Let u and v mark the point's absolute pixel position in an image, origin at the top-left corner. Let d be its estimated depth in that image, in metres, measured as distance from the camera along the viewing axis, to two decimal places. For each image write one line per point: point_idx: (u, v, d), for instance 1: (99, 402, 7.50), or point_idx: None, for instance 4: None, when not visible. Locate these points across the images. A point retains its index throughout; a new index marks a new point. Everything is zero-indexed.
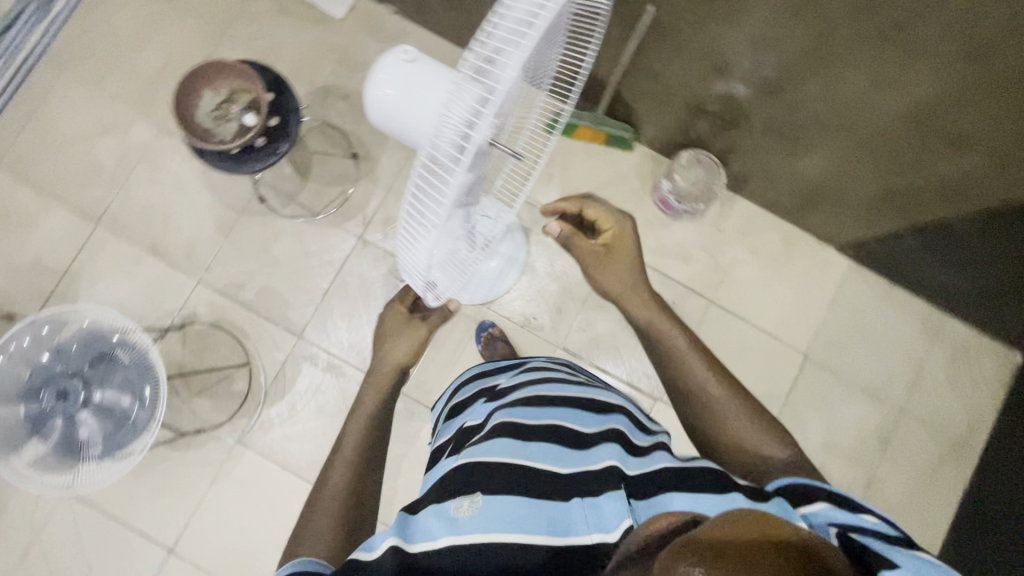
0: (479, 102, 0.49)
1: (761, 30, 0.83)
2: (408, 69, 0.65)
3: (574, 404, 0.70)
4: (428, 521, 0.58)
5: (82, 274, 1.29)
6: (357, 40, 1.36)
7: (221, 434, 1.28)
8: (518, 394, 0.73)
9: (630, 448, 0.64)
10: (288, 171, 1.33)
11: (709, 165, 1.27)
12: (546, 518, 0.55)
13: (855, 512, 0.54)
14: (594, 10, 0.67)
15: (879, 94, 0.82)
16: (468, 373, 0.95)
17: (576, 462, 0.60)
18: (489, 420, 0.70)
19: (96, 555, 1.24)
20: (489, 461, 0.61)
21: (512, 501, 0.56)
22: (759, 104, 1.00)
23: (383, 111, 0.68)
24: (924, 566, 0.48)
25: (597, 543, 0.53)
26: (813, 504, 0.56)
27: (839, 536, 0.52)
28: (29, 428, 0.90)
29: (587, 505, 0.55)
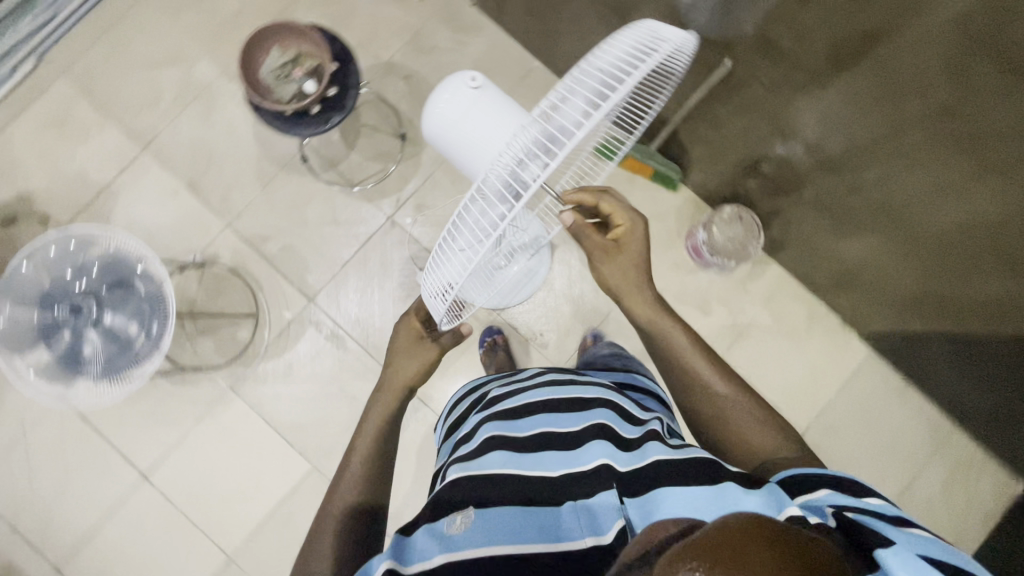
0: (538, 158, 0.49)
1: (836, 113, 0.81)
2: (475, 100, 0.68)
3: (563, 404, 0.70)
4: (423, 540, 0.55)
5: (121, 194, 1.33)
6: (430, 24, 1.37)
7: (215, 376, 1.30)
8: (510, 403, 0.73)
9: (623, 443, 0.62)
10: (335, 138, 1.34)
11: (749, 225, 1.23)
12: (539, 527, 0.55)
13: (857, 493, 0.50)
14: (670, 72, 0.67)
15: (939, 199, 0.80)
16: (467, 388, 0.95)
17: (572, 463, 0.60)
18: (478, 432, 0.70)
19: (75, 463, 1.28)
20: (485, 474, 0.60)
21: (506, 511, 0.56)
22: (814, 178, 0.97)
23: (439, 128, 0.70)
24: (927, 545, 0.44)
25: (591, 546, 0.52)
26: (811, 491, 0.51)
27: (836, 517, 0.48)
28: (39, 334, 0.94)
29: (580, 508, 0.55)
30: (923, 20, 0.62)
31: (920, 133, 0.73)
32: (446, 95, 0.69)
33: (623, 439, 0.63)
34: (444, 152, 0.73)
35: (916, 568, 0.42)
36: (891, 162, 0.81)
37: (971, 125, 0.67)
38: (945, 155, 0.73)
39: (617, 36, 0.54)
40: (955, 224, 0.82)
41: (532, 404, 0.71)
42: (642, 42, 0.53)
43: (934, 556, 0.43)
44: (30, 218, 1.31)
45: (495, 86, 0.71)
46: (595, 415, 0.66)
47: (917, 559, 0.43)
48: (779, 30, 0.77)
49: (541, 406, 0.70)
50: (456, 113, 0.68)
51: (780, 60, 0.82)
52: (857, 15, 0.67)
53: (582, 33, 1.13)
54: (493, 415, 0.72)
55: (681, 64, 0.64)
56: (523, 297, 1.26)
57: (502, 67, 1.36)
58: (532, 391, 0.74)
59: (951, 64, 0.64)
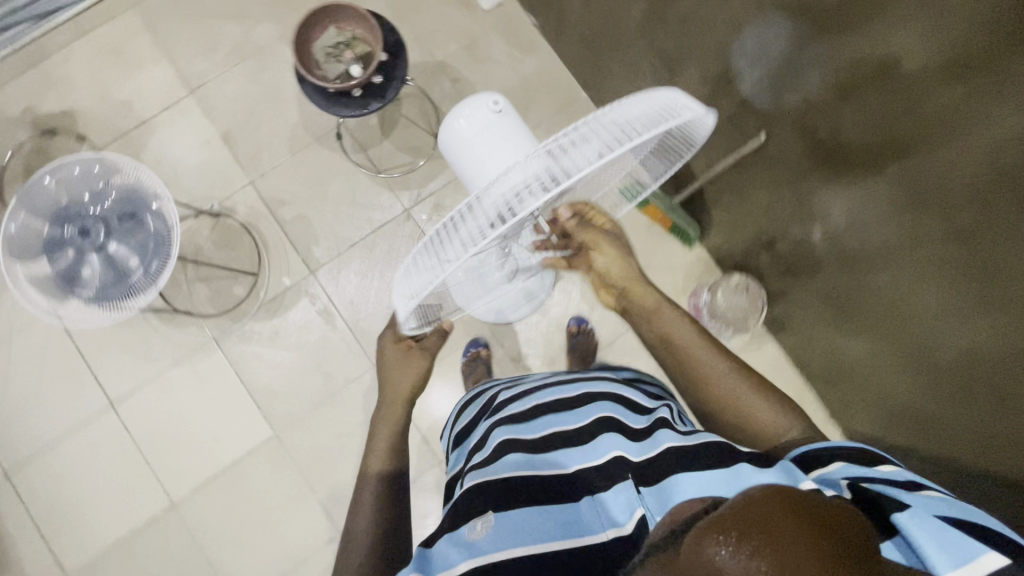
0: (526, 192, 0.48)
1: (858, 209, 0.81)
2: (494, 127, 0.67)
3: (569, 404, 0.70)
4: (446, 549, 0.54)
5: (158, 130, 1.36)
6: (489, 35, 1.40)
7: (203, 324, 1.32)
8: (517, 409, 0.73)
9: (633, 435, 0.63)
10: (372, 123, 1.37)
11: (754, 297, 1.22)
12: (560, 524, 0.55)
13: (871, 465, 0.52)
14: (690, 142, 0.66)
15: (944, 319, 0.78)
16: (471, 396, 0.95)
17: (586, 458, 0.61)
18: (490, 438, 0.70)
19: (50, 376, 1.30)
20: (502, 477, 0.60)
21: (525, 512, 0.56)
22: (827, 270, 0.97)
23: (454, 146, 0.68)
24: (942, 506, 0.46)
25: (612, 537, 0.53)
26: (828, 466, 0.53)
27: (850, 487, 0.49)
28: (45, 247, 0.98)
29: (597, 503, 0.56)
30: (959, 139, 0.61)
31: (937, 248, 0.72)
32: (467, 113, 0.67)
33: (633, 431, 0.64)
34: (453, 166, 0.71)
35: (932, 530, 0.43)
36: (903, 270, 0.80)
37: (988, 253, 0.66)
38: (956, 276, 0.72)
39: (644, 95, 0.54)
40: (953, 347, 0.80)
41: (538, 407, 0.71)
42: (664, 108, 0.53)
43: (950, 518, 0.44)
44: (68, 134, 1.35)
45: (517, 114, 0.70)
46: (600, 411, 0.67)
47: (934, 521, 0.43)
48: (817, 117, 0.78)
49: (545, 409, 0.70)
50: (474, 133, 0.67)
51: (814, 147, 0.82)
52: (898, 118, 0.66)
53: (630, 76, 1.15)
54: (502, 419, 0.72)
55: (700, 138, 0.63)
56: (519, 317, 1.23)
57: (548, 91, 1.38)
58: (542, 391, 0.75)
59: (978, 190, 0.63)
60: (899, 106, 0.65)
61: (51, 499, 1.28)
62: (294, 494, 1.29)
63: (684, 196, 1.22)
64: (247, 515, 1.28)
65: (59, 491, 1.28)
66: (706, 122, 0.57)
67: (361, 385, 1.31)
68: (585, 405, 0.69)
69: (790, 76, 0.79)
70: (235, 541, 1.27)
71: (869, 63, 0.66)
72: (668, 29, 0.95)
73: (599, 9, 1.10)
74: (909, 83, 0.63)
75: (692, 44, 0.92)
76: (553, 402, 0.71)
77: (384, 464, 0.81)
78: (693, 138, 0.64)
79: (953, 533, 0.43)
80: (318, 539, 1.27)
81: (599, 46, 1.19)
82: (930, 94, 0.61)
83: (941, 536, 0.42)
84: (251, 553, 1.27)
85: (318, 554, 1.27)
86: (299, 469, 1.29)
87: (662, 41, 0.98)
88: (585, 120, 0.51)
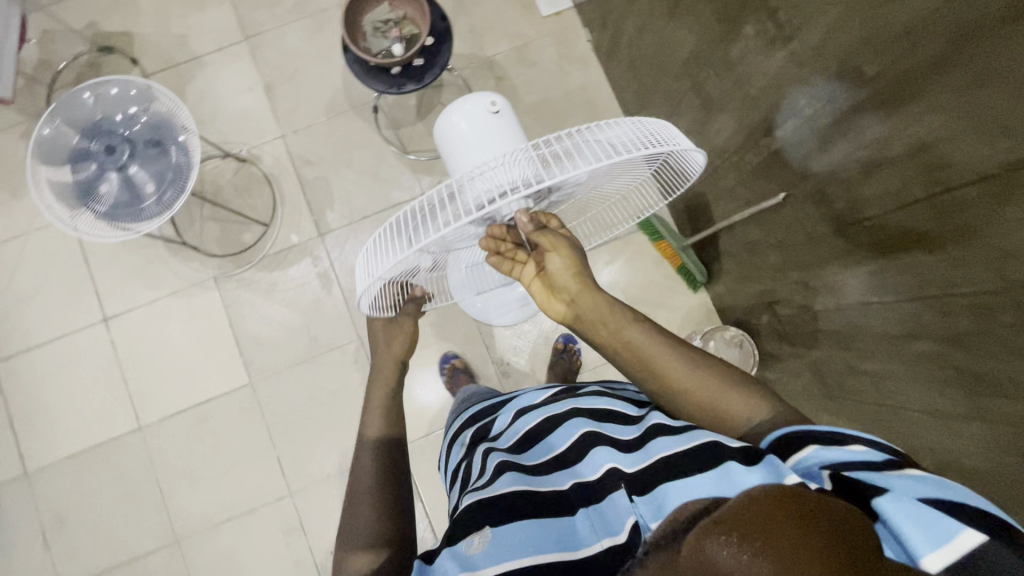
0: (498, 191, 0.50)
1: (863, 289, 0.78)
2: (491, 129, 0.66)
3: (559, 419, 0.69)
4: (443, 565, 0.50)
5: (207, 69, 1.40)
6: (542, 41, 1.41)
7: (207, 263, 1.35)
8: (513, 434, 0.71)
9: (624, 445, 0.60)
10: (411, 103, 1.38)
11: (746, 354, 1.17)
12: (556, 537, 0.52)
13: (845, 446, 0.47)
14: (681, 177, 0.67)
15: (930, 420, 0.75)
16: (466, 414, 0.92)
17: (582, 474, 0.59)
18: (486, 461, 0.67)
19: (54, 280, 1.35)
20: (498, 493, 0.57)
21: (522, 524, 0.52)
22: (822, 345, 0.94)
23: (450, 143, 0.68)
24: (922, 485, 0.42)
25: (608, 547, 0.50)
26: (801, 449, 0.49)
27: (832, 479, 0.45)
28: (70, 158, 1.00)
29: (593, 512, 0.53)
30: (971, 239, 0.59)
31: (932, 345, 0.70)
32: (467, 112, 0.66)
33: (624, 441, 0.61)
34: (447, 160, 0.71)
35: (916, 513, 0.40)
36: (896, 360, 0.77)
37: (978, 361, 0.64)
38: (946, 378, 0.70)
39: (639, 120, 0.55)
40: (933, 448, 0.77)
41: (532, 431, 0.70)
42: (652, 133, 0.53)
43: (933, 496, 0.41)
44: (122, 55, 1.40)
45: (515, 118, 0.69)
46: (589, 424, 0.65)
47: (915, 502, 0.41)
48: (836, 187, 0.76)
49: (538, 432, 0.69)
50: (472, 134, 0.66)
51: (829, 218, 0.79)
52: (916, 207, 0.64)
53: (669, 109, 1.14)
54: (497, 448, 0.70)
55: (691, 178, 0.64)
56: (510, 322, 1.19)
57: (588, 107, 1.38)
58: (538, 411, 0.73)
59: (983, 295, 0.60)
60: (919, 194, 0.63)
61: (29, 397, 1.32)
62: (256, 444, 1.30)
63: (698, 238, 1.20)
64: (207, 454, 1.30)
65: (38, 390, 1.33)
66: (696, 162, 0.57)
67: (344, 354, 1.32)
68: (574, 419, 0.67)
69: (820, 143, 0.76)
70: (190, 477, 1.30)
71: (900, 144, 0.63)
72: (712, 70, 0.94)
73: (651, 37, 1.09)
74: (936, 173, 0.60)
75: (732, 90, 0.91)
76: (543, 421, 0.70)
77: (382, 426, 0.74)
78: (685, 176, 0.64)
79: (936, 512, 0.40)
80: (269, 495, 1.29)
81: (644, 74, 1.19)
82: (953, 189, 0.59)
83: (925, 517, 0.40)
84: (202, 492, 1.29)
85: (265, 508, 1.28)
86: (265, 422, 1.31)
87: (705, 81, 0.97)
88: (570, 130, 0.52)
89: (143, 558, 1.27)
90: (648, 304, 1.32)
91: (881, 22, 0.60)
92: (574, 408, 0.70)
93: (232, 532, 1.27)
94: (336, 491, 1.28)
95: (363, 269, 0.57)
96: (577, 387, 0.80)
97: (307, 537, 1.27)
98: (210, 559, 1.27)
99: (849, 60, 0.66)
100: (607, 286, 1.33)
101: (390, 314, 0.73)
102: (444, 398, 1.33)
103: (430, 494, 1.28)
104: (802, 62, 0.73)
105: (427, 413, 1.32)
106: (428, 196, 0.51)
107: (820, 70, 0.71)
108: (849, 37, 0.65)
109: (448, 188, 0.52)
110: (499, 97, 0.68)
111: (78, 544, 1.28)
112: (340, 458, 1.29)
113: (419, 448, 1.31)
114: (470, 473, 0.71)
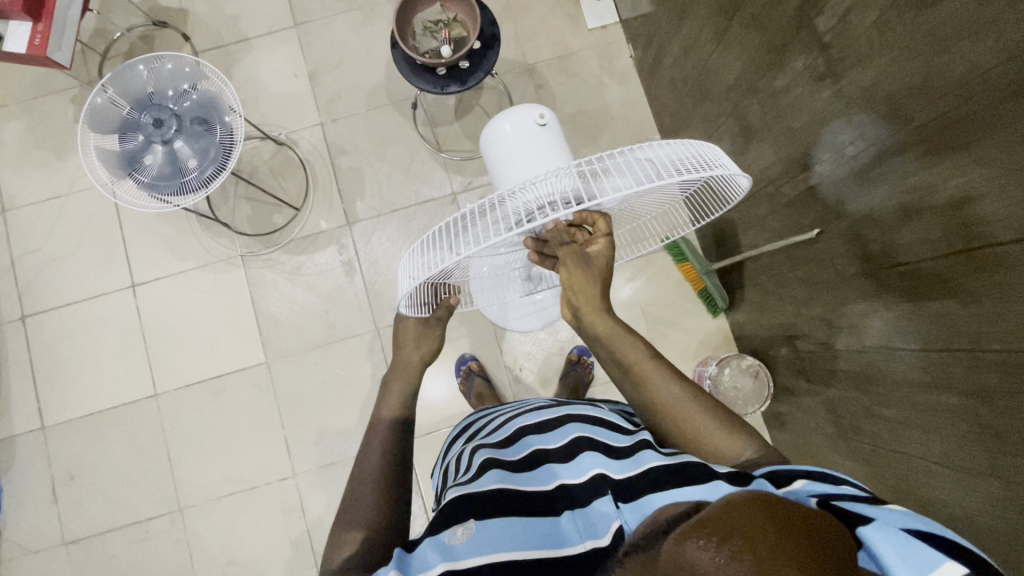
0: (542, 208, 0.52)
1: (887, 332, 0.78)
2: (535, 138, 0.70)
3: (551, 423, 0.70)
4: (427, 551, 0.52)
5: (254, 51, 1.43)
6: (585, 53, 1.41)
7: (235, 241, 1.38)
8: (503, 433, 0.73)
9: (613, 452, 0.61)
10: (449, 103, 1.40)
11: (760, 385, 1.17)
12: (539, 536, 0.53)
13: (834, 483, 0.48)
14: (723, 198, 0.68)
15: (945, 473, 0.75)
16: (467, 420, 0.95)
17: (567, 475, 0.60)
18: (472, 457, 0.69)
19: (88, 243, 1.39)
20: (484, 489, 0.57)
21: (507, 522, 0.54)
22: (838, 384, 0.94)
23: (495, 147, 0.72)
24: (906, 519, 0.43)
25: (589, 548, 0.51)
26: (790, 482, 0.50)
27: (818, 502, 0.46)
28: (120, 127, 1.03)
29: (577, 515, 0.55)
30: (1005, 294, 0.59)
31: (957, 398, 0.69)
32: (516, 119, 0.70)
33: (614, 448, 0.62)
34: (491, 163, 0.75)
35: (898, 542, 0.40)
36: (917, 409, 0.77)
37: (1001, 419, 0.64)
38: (968, 434, 0.69)
39: (688, 142, 0.55)
40: (946, 503, 0.76)
41: (520, 430, 0.71)
42: (699, 157, 0.54)
43: (916, 527, 0.42)
44: (174, 30, 1.43)
45: (560, 129, 0.73)
46: (580, 430, 0.66)
47: (899, 531, 0.41)
48: (871, 230, 0.76)
49: (527, 430, 0.70)
50: (515, 137, 0.70)
51: (861, 259, 0.79)
52: (954, 258, 0.64)
53: (706, 133, 1.14)
54: (485, 444, 0.71)
55: (738, 198, 0.62)
56: (524, 328, 1.20)
57: (624, 123, 1.39)
58: (528, 417, 0.75)
59: (1013, 354, 0.60)
60: (957, 246, 0.63)
61: (53, 354, 1.36)
62: (265, 423, 1.33)
63: (723, 265, 1.20)
64: (217, 428, 1.33)
65: (62, 348, 1.36)
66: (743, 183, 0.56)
67: (359, 343, 1.34)
68: (567, 424, 0.69)
69: (859, 182, 0.76)
70: (199, 449, 1.32)
71: (939, 195, 0.63)
72: (755, 99, 0.94)
73: (696, 60, 1.09)
74: (974, 228, 0.60)
75: (774, 121, 0.91)
76: (537, 423, 0.72)
77: (395, 421, 0.74)
78: (731, 196, 0.63)
79: (917, 542, 0.41)
80: (272, 473, 1.31)
81: (685, 95, 1.19)
82: (993, 245, 0.59)
83: (907, 547, 0.40)
84: (209, 464, 1.32)
85: (268, 486, 1.30)
86: (277, 402, 1.33)
87: (746, 109, 0.97)
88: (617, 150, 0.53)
89: (146, 522, 1.30)
90: (664, 324, 1.32)
91: (936, 70, 0.60)
92: (568, 416, 0.72)
93: (233, 506, 1.30)
94: (339, 477, 1.29)
95: (405, 268, 0.60)
96: (572, 402, 0.82)
97: (306, 519, 1.28)
98: (211, 530, 1.29)
99: (897, 105, 0.66)
100: (625, 302, 1.33)
101: (422, 313, 0.75)
102: (453, 397, 1.34)
103: (430, 490, 1.29)
104: (848, 101, 0.73)
105: (435, 410, 1.33)
106: (472, 207, 0.53)
107: (867, 111, 0.71)
108: (901, 82, 0.64)
109: (492, 199, 0.53)
110: (547, 109, 0.72)
111: (85, 501, 1.31)
112: (345, 445, 1.31)
113: (423, 443, 1.32)
114: (458, 468, 0.73)
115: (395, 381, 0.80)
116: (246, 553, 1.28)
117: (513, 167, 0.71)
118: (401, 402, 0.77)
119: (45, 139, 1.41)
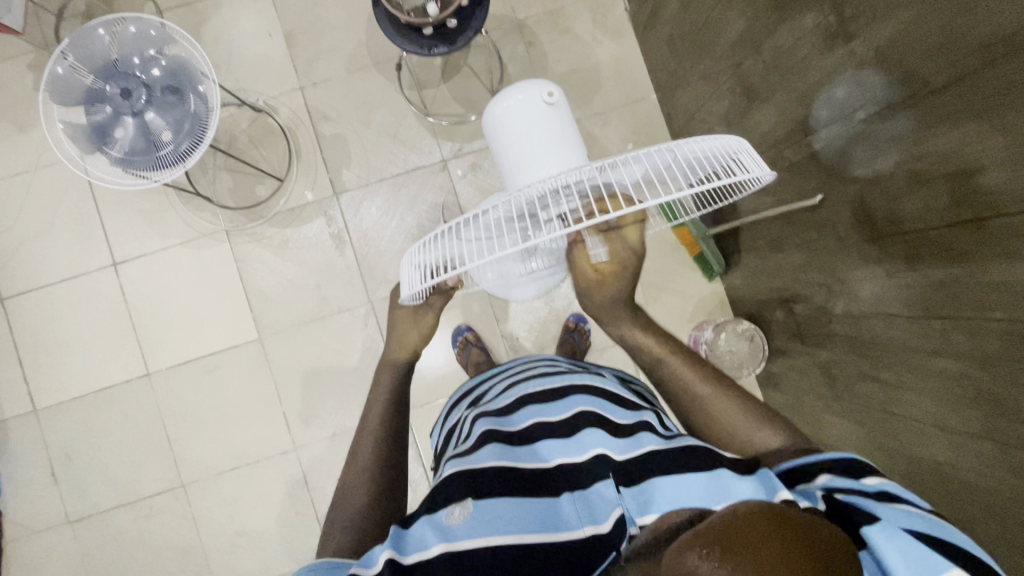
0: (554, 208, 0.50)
1: (881, 296, 0.79)
2: (543, 117, 0.68)
3: (551, 396, 0.69)
4: (422, 530, 0.51)
5: (223, 9, 1.33)
6: (577, 6, 1.34)
7: (218, 215, 1.33)
8: (505, 401, 0.72)
9: (615, 430, 0.61)
10: (434, 64, 1.32)
11: (755, 349, 1.19)
12: (539, 517, 0.52)
13: (854, 479, 0.48)
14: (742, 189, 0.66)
15: (937, 434, 0.77)
16: (463, 389, 0.93)
17: (568, 453, 0.59)
18: (473, 427, 0.68)
19: (61, 220, 1.32)
20: (484, 465, 0.56)
21: (503, 503, 0.52)
22: (833, 347, 0.95)
23: (506, 130, 0.69)
24: (912, 520, 0.43)
25: (590, 534, 0.51)
26: (812, 479, 0.50)
27: (825, 500, 0.47)
28: (85, 98, 0.95)
29: (577, 499, 0.54)
30: (1010, 262, 0.59)
31: (955, 364, 0.71)
32: (522, 99, 0.68)
33: (615, 425, 0.62)
34: (494, 146, 0.73)
35: (902, 546, 0.41)
36: (913, 373, 0.78)
37: (998, 384, 0.65)
38: (964, 399, 0.71)
39: (719, 140, 0.53)
40: (937, 462, 0.79)
41: (523, 399, 0.71)
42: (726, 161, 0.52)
43: (918, 529, 0.42)
44: None
45: (569, 108, 0.71)
46: (581, 403, 0.66)
47: (903, 534, 0.42)
48: (877, 196, 0.74)
49: (528, 401, 0.70)
50: (521, 119, 0.68)
51: (864, 226, 0.78)
52: (962, 228, 0.63)
53: (707, 91, 1.10)
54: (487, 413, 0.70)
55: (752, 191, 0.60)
56: (519, 298, 1.19)
57: (620, 81, 1.33)
58: (528, 384, 0.74)
59: (1017, 323, 0.61)
60: (966, 215, 0.62)
61: (36, 336, 1.32)
62: (262, 399, 1.32)
63: (718, 230, 1.20)
64: (214, 406, 1.32)
65: (45, 330, 1.33)
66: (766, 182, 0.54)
67: (353, 317, 1.32)
68: (568, 397, 0.68)
69: (867, 147, 0.74)
70: (196, 427, 1.32)
71: (944, 165, 0.63)
72: (759, 59, 0.90)
73: (695, 16, 1.04)
74: (984, 198, 0.60)
75: (778, 81, 0.87)
76: (539, 392, 0.71)
77: (385, 418, 0.72)
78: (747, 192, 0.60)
79: (923, 548, 0.41)
80: (272, 447, 1.31)
81: (683, 51, 1.14)
82: (1002, 216, 0.58)
83: (910, 552, 0.41)
84: (209, 440, 1.32)
85: (269, 461, 1.31)
86: (272, 376, 1.32)
87: (749, 68, 0.93)
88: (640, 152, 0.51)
89: (149, 498, 1.31)
90: (660, 288, 1.32)
91: (957, 32, 0.57)
92: (568, 387, 0.71)
93: (236, 480, 1.31)
94: (340, 448, 1.31)
95: (416, 267, 0.59)
96: (572, 368, 0.82)
97: (310, 490, 1.30)
98: (216, 504, 1.30)
99: (911, 68, 0.64)
100: None
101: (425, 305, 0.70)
102: (451, 367, 1.34)
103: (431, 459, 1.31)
104: (861, 60, 0.70)
105: (433, 381, 1.33)
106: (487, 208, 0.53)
107: (880, 72, 0.68)
108: (920, 43, 0.62)
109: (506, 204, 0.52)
110: (552, 83, 0.69)
111: (84, 483, 1.31)
112: (345, 417, 1.31)
113: (422, 413, 1.33)
114: (461, 436, 0.72)
115: (385, 374, 0.78)
116: (252, 524, 1.30)
117: (517, 149, 0.69)
118: (391, 399, 0.75)
119: (2, 109, 1.32)
